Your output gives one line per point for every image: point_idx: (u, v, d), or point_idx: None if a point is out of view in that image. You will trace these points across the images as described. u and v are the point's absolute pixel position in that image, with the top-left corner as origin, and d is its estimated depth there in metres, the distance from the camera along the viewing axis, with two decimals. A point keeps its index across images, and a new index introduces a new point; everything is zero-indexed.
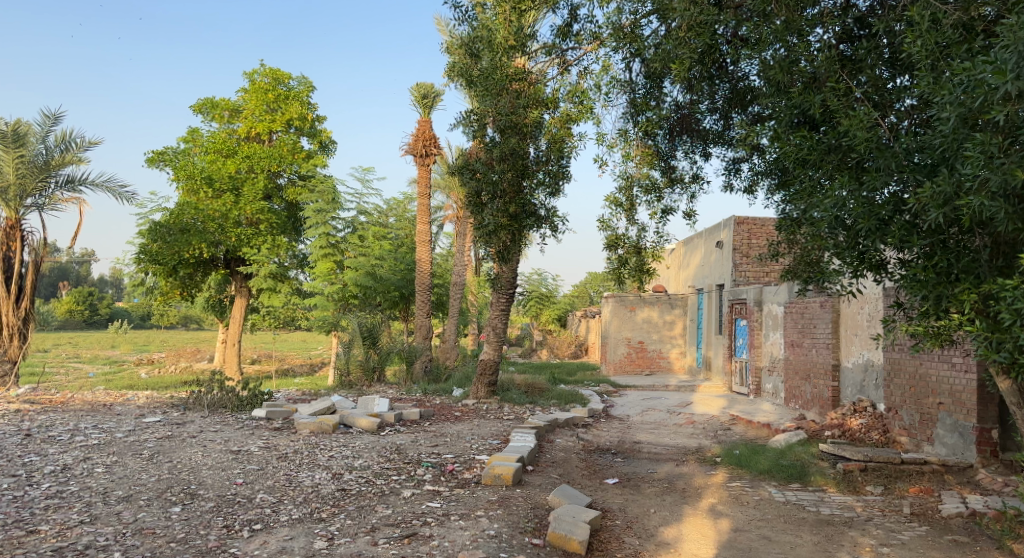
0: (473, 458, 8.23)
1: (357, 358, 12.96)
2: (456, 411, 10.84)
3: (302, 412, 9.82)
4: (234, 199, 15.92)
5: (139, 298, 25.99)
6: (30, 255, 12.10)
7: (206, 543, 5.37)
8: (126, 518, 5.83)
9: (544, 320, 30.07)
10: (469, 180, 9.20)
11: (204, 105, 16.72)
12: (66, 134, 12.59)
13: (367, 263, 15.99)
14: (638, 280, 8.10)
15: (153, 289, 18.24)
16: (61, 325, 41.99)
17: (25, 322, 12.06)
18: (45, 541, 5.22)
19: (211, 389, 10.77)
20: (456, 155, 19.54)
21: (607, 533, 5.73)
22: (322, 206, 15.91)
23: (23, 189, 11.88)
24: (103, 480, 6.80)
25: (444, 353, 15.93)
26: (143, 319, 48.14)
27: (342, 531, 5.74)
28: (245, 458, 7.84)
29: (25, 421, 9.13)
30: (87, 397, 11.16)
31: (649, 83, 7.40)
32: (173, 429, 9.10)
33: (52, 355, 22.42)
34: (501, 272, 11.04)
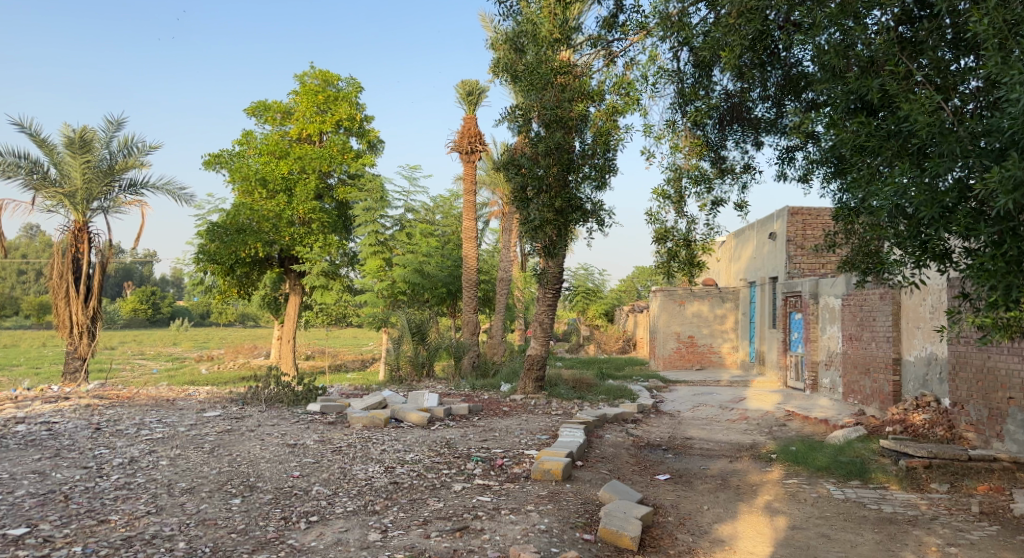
0: (522, 453, 8.25)
1: (406, 354, 13.16)
2: (504, 406, 10.88)
3: (355, 406, 10.03)
4: (287, 199, 16.11)
5: (198, 298, 26.83)
6: (97, 256, 12.62)
7: (265, 534, 5.54)
8: (189, 508, 6.06)
9: (590, 315, 29.85)
10: (514, 176, 9.26)
11: (258, 108, 17.01)
12: (127, 139, 13.07)
13: (415, 260, 16.11)
14: (688, 273, 7.97)
15: (211, 288, 18.84)
16: (127, 324, 43.98)
17: (93, 320, 12.55)
18: (115, 531, 5.47)
19: (268, 385, 11.09)
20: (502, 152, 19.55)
21: (659, 530, 5.69)
22: (371, 205, 16.15)
23: (89, 194, 12.42)
24: (168, 473, 7.07)
25: (492, 348, 15.92)
26: (203, 316, 49.96)
27: (395, 524, 5.85)
28: (300, 451, 8.05)
29: (95, 415, 9.58)
30: (152, 392, 11.62)
31: (698, 73, 7.29)
32: (233, 423, 9.39)
33: (118, 352, 23.46)
34: (547, 267, 11.03)
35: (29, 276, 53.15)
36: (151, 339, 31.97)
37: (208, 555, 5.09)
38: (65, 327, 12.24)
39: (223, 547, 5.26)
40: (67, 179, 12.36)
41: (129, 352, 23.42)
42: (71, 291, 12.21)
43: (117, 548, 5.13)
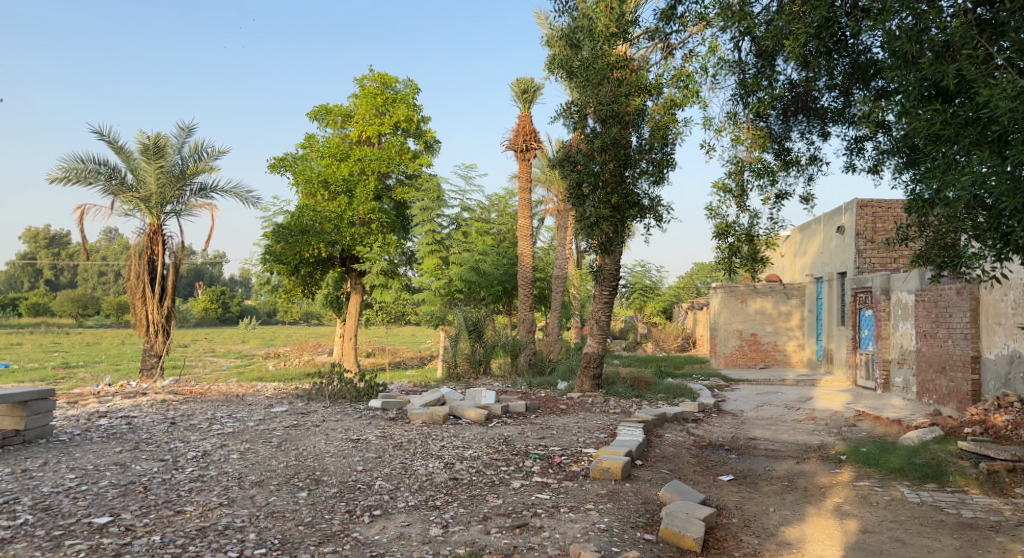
0: (580, 451, 8.22)
1: (464, 351, 13.29)
2: (562, 404, 10.85)
3: (414, 402, 10.19)
4: (348, 200, 16.41)
5: (265, 297, 27.76)
6: (171, 258, 13.18)
7: (331, 527, 5.69)
8: (258, 501, 6.28)
9: (649, 312, 29.47)
10: (570, 173, 9.22)
11: (320, 112, 17.44)
12: (198, 145, 13.58)
13: (471, 258, 16.25)
14: (751, 269, 7.77)
15: (277, 287, 19.46)
16: (199, 322, 45.94)
17: (168, 320, 13.11)
18: (191, 521, 5.71)
19: (331, 381, 11.39)
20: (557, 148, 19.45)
21: (723, 531, 5.58)
22: (428, 205, 16.33)
23: (163, 198, 12.99)
24: (239, 466, 7.34)
25: (548, 346, 15.90)
26: (270, 315, 51.72)
27: (456, 519, 5.92)
28: (363, 447, 8.23)
29: (171, 409, 10.04)
30: (223, 388, 12.09)
31: (760, 63, 7.09)
32: (299, 418, 9.68)
33: (192, 349, 24.51)
34: (604, 264, 10.95)
35: (110, 277, 56.15)
36: (221, 337, 33.33)
37: (277, 547, 5.26)
38: (142, 325, 12.85)
39: (291, 539, 5.42)
40: (143, 184, 12.95)
41: (201, 350, 24.49)
42: (147, 291, 12.80)
43: (192, 538, 5.36)
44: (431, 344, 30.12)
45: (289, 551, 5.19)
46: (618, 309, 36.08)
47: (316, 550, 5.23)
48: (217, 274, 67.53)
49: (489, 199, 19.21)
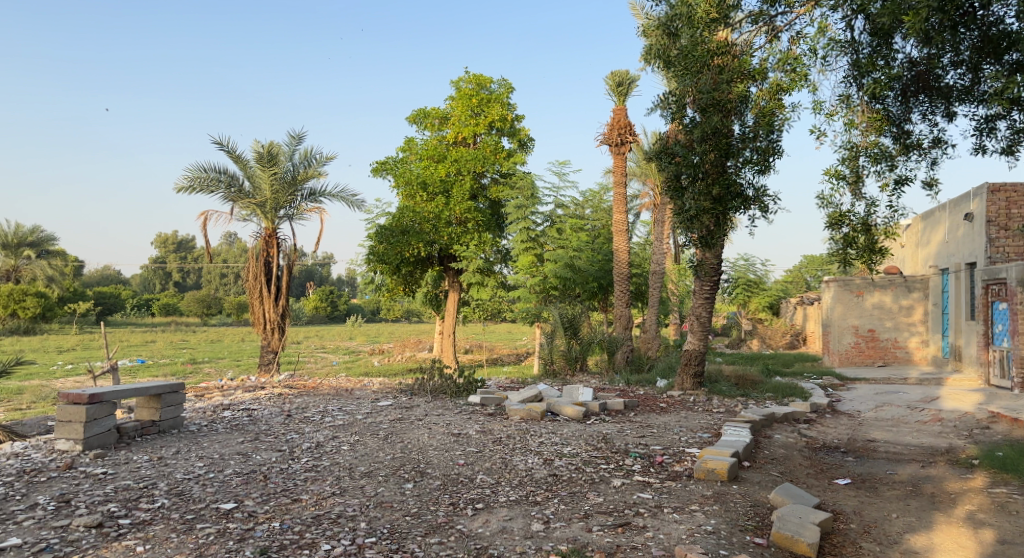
0: (683, 451, 8.02)
1: (560, 348, 13.29)
2: (662, 402, 10.64)
3: (512, 398, 10.29)
4: (445, 201, 16.64)
5: (369, 295, 28.95)
6: (285, 259, 13.94)
7: (436, 518, 5.84)
8: (367, 491, 6.53)
9: (753, 308, 28.31)
10: (667, 164, 9.17)
11: (419, 115, 17.90)
12: (307, 151, 14.27)
13: (566, 255, 16.25)
14: (868, 261, 7.32)
15: (380, 286, 20.21)
16: (310, 320, 48.49)
17: (283, 318, 13.88)
18: (307, 509, 6.02)
19: (432, 376, 11.69)
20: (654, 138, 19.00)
21: (841, 537, 5.29)
22: (522, 202, 16.46)
23: (277, 203, 13.76)
24: (349, 457, 7.67)
25: (646, 343, 15.64)
26: (374, 313, 53.78)
27: (557, 515, 5.93)
28: (464, 441, 8.40)
29: (286, 402, 10.65)
30: (333, 382, 12.69)
31: (875, 41, 6.68)
32: (403, 412, 10.00)
33: (304, 345, 25.92)
34: (705, 258, 10.65)
35: (231, 279, 60.36)
36: (332, 334, 35.05)
37: (386, 536, 5.45)
38: (260, 323, 13.67)
39: (399, 529, 5.60)
40: (259, 191, 13.75)
41: (313, 346, 25.86)
42: (264, 291, 13.61)
43: (308, 525, 5.65)
44: (529, 340, 30.38)
45: (398, 540, 5.37)
46: (720, 305, 34.94)
47: (423, 540, 5.38)
48: (324, 274, 70.86)
49: (583, 194, 19.12)
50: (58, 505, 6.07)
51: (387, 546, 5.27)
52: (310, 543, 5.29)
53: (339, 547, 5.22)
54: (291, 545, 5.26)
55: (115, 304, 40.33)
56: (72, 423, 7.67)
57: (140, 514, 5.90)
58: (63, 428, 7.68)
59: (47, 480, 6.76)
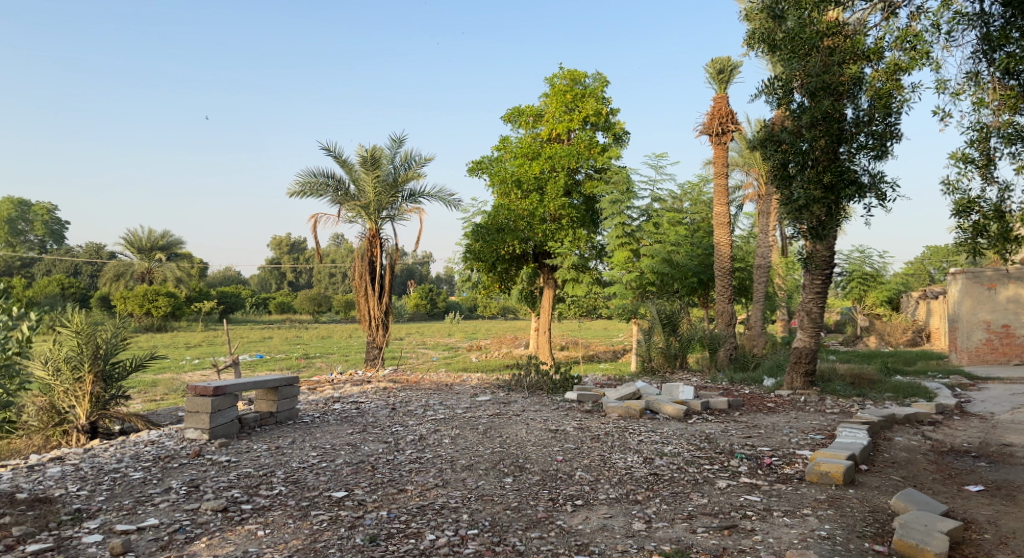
0: (793, 453, 7.67)
1: (658, 345, 13.02)
2: (770, 401, 10.23)
3: (610, 395, 10.19)
4: (540, 197, 16.73)
5: (468, 293, 29.54)
6: (387, 258, 14.46)
7: (536, 513, 5.88)
8: (469, 483, 6.67)
9: (870, 303, 26.41)
10: (774, 153, 8.92)
11: (514, 114, 18.07)
12: (406, 154, 14.71)
13: (664, 250, 15.98)
14: (1001, 251, 6.71)
15: (476, 283, 20.56)
16: (411, 317, 50.04)
17: (386, 314, 14.39)
18: (412, 499, 6.22)
19: (529, 372, 11.77)
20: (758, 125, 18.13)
21: (973, 548, 4.90)
22: (617, 197, 16.06)
23: (380, 205, 14.30)
24: (450, 450, 7.86)
25: (750, 341, 15.00)
26: (472, 310, 54.80)
27: (659, 515, 5.82)
28: (562, 437, 8.41)
29: (391, 396, 11.04)
30: (434, 378, 13.04)
31: (1010, 11, 6.10)
32: (501, 407, 10.13)
33: (407, 342, 26.80)
34: (816, 250, 10.16)
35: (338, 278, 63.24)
36: (433, 331, 36.02)
37: (488, 529, 5.54)
38: (365, 320, 14.25)
39: (500, 522, 5.68)
40: (363, 193, 14.32)
41: (415, 342, 26.71)
42: (369, 289, 14.18)
43: (413, 515, 5.83)
44: (627, 337, 30.04)
45: (499, 534, 5.44)
46: (834, 300, 33.14)
47: (524, 534, 5.43)
48: (424, 272, 72.82)
49: (682, 187, 18.67)
50: (189, 489, 6.57)
51: (489, 539, 5.35)
52: (415, 533, 5.45)
53: (443, 538, 5.35)
54: (398, 534, 5.44)
55: (236, 303, 43.26)
56: (200, 413, 8.28)
57: (260, 500, 6.29)
58: (193, 418, 8.30)
59: (179, 466, 7.33)
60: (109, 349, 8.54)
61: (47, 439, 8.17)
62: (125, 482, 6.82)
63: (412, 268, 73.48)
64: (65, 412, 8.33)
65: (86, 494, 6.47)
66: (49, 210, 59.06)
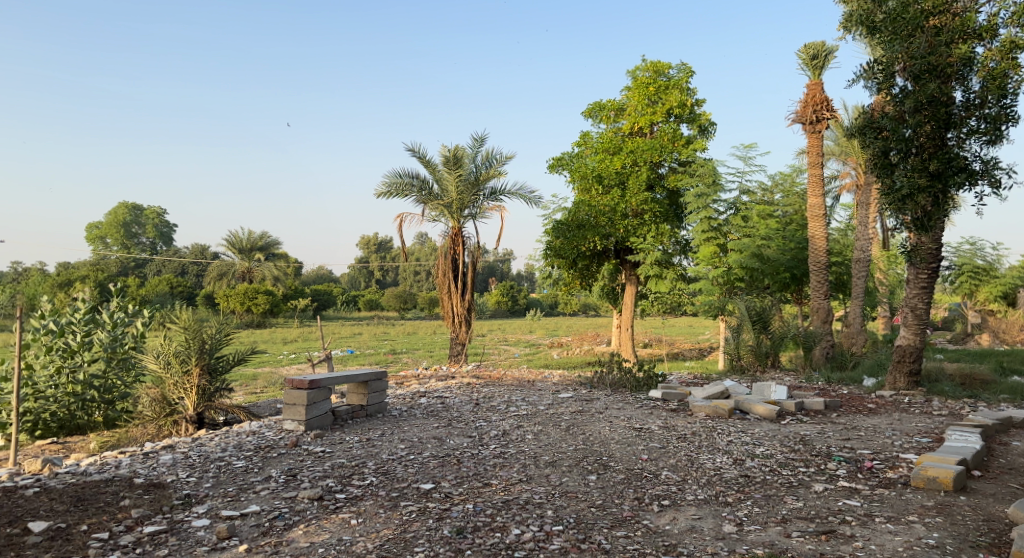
0: (897, 457, 7.24)
1: (748, 343, 12.58)
2: (870, 402, 9.70)
3: (696, 394, 9.94)
4: (621, 192, 16.36)
5: (549, 290, 29.57)
6: (470, 256, 14.66)
7: (622, 512, 5.81)
8: (553, 479, 6.66)
9: (983, 299, 24.93)
10: (873, 141, 8.53)
11: (595, 109, 17.89)
12: (488, 152, 14.85)
13: (754, 244, 15.47)
14: None
15: (557, 280, 20.53)
16: (493, 314, 50.60)
17: (469, 311, 14.58)
18: (497, 494, 6.27)
19: (612, 369, 11.65)
20: (855, 112, 17.22)
21: None
22: (703, 190, 15.56)
23: (462, 204, 14.52)
24: (534, 446, 7.88)
25: (848, 339, 14.27)
26: (553, 306, 54.80)
27: (751, 518, 5.63)
28: (647, 436, 8.27)
29: (475, 391, 11.18)
30: (517, 374, 13.13)
31: None
32: (584, 404, 10.07)
33: (489, 338, 27.10)
34: (921, 243, 9.58)
35: (423, 276, 64.69)
36: (515, 327, 36.27)
37: (573, 526, 5.51)
38: (449, 317, 14.51)
39: (585, 520, 5.65)
40: (446, 192, 14.56)
41: (497, 338, 26.95)
42: (452, 287, 14.43)
43: (499, 509, 5.88)
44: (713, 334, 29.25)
45: (584, 531, 5.40)
46: (940, 295, 31.08)
47: (609, 533, 5.38)
48: (505, 269, 73.36)
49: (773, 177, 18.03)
50: (287, 478, 6.87)
51: (574, 535, 5.33)
52: (501, 527, 5.50)
53: (528, 532, 5.37)
54: (484, 527, 5.50)
55: (328, 300, 45.01)
56: (297, 405, 8.64)
57: (352, 490, 6.51)
58: (290, 410, 8.68)
59: (277, 455, 7.68)
60: (214, 344, 9.02)
61: (160, 428, 8.76)
62: (229, 470, 7.22)
63: (493, 265, 74.19)
64: (175, 403, 8.88)
65: (194, 480, 6.88)
66: (158, 215, 63.31)
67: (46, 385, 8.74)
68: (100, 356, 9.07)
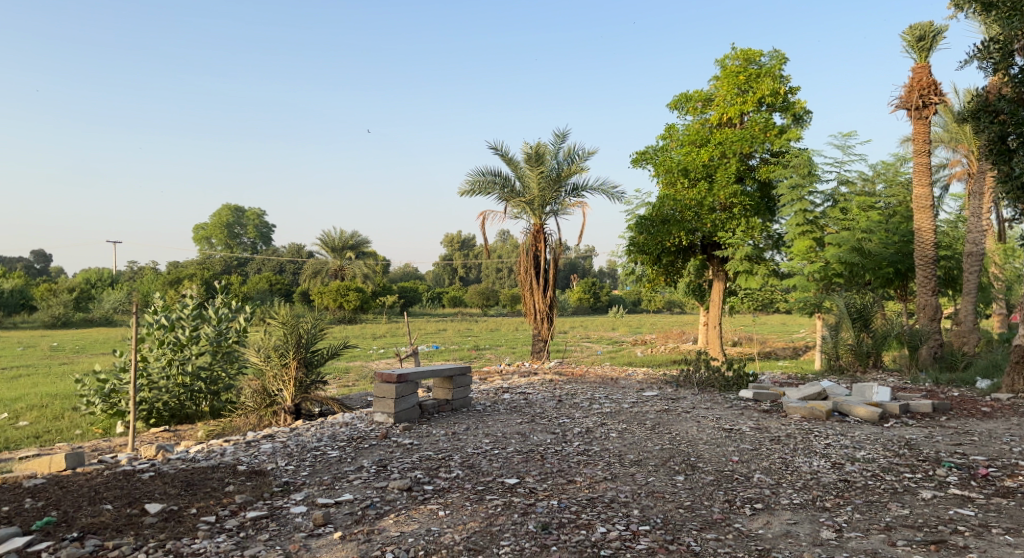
0: (1016, 464, 6.71)
1: (847, 342, 11.97)
2: (984, 406, 9.03)
3: (790, 395, 9.55)
4: (709, 185, 16.00)
5: (634, 287, 29.20)
6: (551, 253, 14.64)
7: (712, 514, 5.65)
8: (639, 479, 6.56)
9: None
10: (988, 125, 7.95)
11: (681, 100, 17.49)
12: (570, 148, 14.76)
13: (853, 238, 14.71)
14: None
15: (641, 277, 20.23)
16: (576, 311, 50.47)
17: (551, 308, 14.56)
18: (582, 491, 6.24)
19: (699, 368, 11.36)
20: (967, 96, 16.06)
21: None
22: (798, 182, 14.88)
23: (544, 201, 14.51)
24: (618, 444, 7.79)
25: (959, 337, 13.34)
26: (637, 303, 54.05)
27: (851, 525, 5.36)
28: (737, 437, 8.02)
29: (558, 388, 11.17)
30: (601, 371, 13.04)
31: None
32: (670, 403, 9.87)
33: (572, 335, 27.04)
34: None
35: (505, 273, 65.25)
36: (600, 324, 36.02)
37: (661, 526, 5.41)
38: (531, 314, 14.55)
39: (673, 520, 5.53)
40: (528, 189, 14.59)
41: (579, 336, 26.83)
42: (533, 283, 14.47)
43: (584, 507, 5.84)
44: (808, 332, 28.08)
45: (672, 532, 5.29)
46: None
47: (699, 535, 5.24)
48: (587, 266, 72.86)
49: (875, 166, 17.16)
50: (378, 468, 7.08)
51: (662, 536, 5.22)
52: (586, 525, 5.46)
53: (614, 531, 5.30)
54: (569, 524, 5.48)
55: (414, 297, 46.16)
56: (386, 398, 8.90)
57: (440, 482, 6.63)
58: (380, 402, 8.93)
59: (369, 446, 7.93)
60: (310, 338, 9.38)
61: (261, 418, 9.21)
62: (324, 459, 7.50)
63: (575, 262, 73.90)
64: (274, 394, 9.33)
65: (292, 468, 7.20)
66: (258, 216, 66.55)
67: (159, 376, 9.37)
68: (207, 349, 9.64)
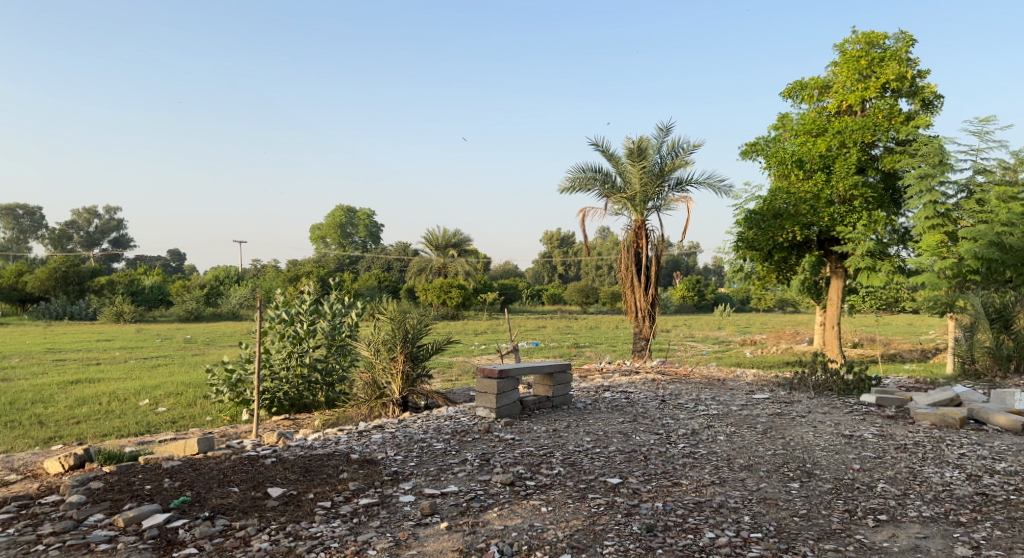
0: None
1: (984, 344, 11.03)
2: None
3: (918, 401, 8.90)
4: (826, 176, 15.15)
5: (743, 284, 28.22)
6: (653, 250, 14.38)
7: (830, 524, 5.36)
8: (749, 484, 6.31)
9: None
10: None
11: (796, 89, 16.72)
12: (674, 142, 14.43)
13: (990, 231, 13.46)
14: None
15: (750, 274, 19.52)
16: (679, 309, 49.30)
17: (653, 306, 14.28)
18: (688, 494, 6.08)
19: (815, 371, 10.79)
20: None
21: None
22: (927, 171, 13.98)
23: (646, 196, 14.27)
24: (727, 448, 7.53)
25: None
26: (744, 302, 52.09)
27: (991, 543, 4.94)
28: (857, 444, 7.56)
29: (661, 388, 10.95)
30: (707, 371, 12.68)
31: None
32: (783, 407, 9.44)
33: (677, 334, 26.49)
34: None
35: (605, 270, 64.70)
36: (706, 323, 35.02)
37: (774, 534, 5.19)
38: (632, 312, 14.33)
39: (787, 529, 5.29)
40: (629, 185, 14.40)
41: (684, 335, 26.21)
42: (634, 280, 14.26)
43: (690, 510, 5.68)
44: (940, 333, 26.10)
45: (787, 541, 5.06)
46: None
47: (816, 545, 4.99)
48: (688, 263, 70.94)
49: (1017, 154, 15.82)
50: (481, 462, 7.19)
51: (776, 544, 5.01)
52: (694, 529, 5.31)
53: (724, 537, 5.13)
54: (676, 527, 5.35)
55: (514, 294, 46.71)
56: (489, 393, 9.02)
57: (543, 478, 6.65)
58: (483, 397, 9.07)
59: (473, 440, 8.07)
60: (416, 333, 9.64)
61: (371, 409, 9.58)
62: (430, 451, 7.70)
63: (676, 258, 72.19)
64: (384, 387, 9.66)
65: (401, 459, 7.43)
66: (369, 216, 69.97)
67: (280, 367, 9.98)
68: (322, 342, 10.18)
